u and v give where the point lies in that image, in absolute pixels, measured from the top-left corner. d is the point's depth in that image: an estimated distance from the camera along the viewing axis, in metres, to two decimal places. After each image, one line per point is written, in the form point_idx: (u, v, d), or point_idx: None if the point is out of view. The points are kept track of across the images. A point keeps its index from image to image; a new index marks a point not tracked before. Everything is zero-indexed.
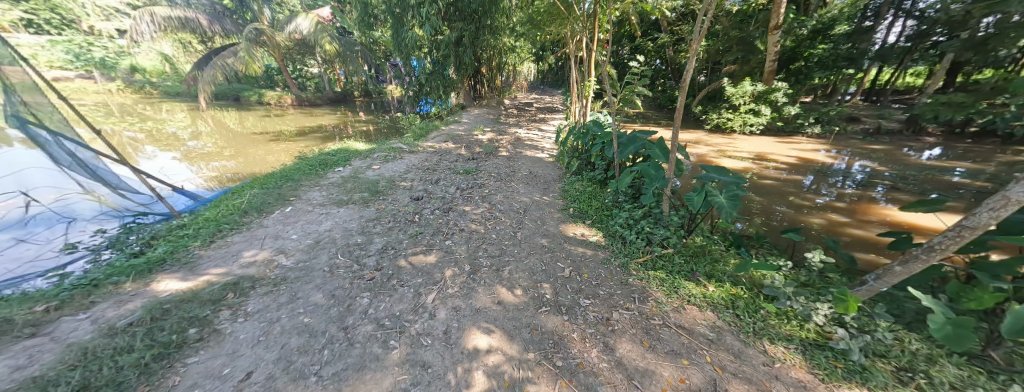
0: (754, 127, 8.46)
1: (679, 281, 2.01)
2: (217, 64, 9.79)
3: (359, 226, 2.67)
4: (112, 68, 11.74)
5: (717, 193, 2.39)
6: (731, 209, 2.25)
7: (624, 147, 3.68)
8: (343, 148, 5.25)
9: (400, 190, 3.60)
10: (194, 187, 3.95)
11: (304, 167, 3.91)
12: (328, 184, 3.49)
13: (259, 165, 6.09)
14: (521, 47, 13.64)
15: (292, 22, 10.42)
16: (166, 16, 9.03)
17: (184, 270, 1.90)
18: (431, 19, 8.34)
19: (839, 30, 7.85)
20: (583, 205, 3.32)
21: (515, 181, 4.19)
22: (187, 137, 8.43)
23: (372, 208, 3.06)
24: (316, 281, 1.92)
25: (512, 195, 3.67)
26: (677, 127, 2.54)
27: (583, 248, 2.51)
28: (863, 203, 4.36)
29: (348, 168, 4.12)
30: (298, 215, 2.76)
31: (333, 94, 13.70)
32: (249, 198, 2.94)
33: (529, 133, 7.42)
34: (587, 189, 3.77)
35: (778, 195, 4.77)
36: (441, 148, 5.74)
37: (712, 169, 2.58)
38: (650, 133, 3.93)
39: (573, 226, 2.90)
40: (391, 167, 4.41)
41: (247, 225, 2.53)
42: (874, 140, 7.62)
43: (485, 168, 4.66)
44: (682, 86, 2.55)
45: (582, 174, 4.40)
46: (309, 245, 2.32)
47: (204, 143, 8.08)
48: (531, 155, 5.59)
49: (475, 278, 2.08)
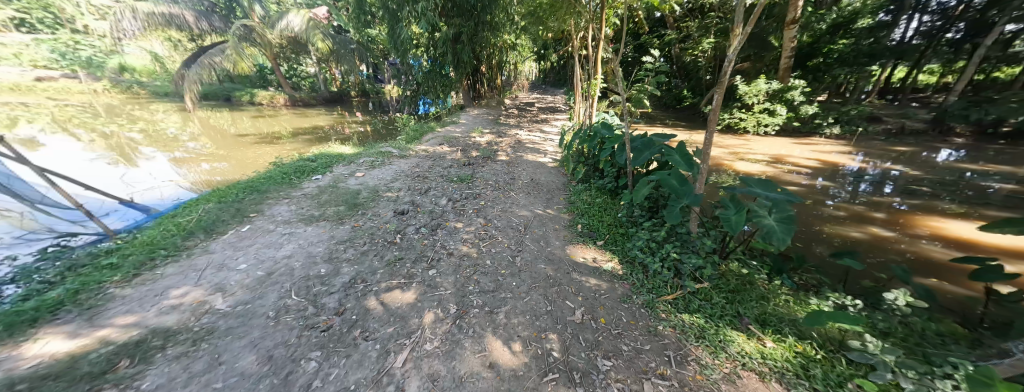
0: (768, 127, 7.97)
1: (725, 332, 1.54)
2: (205, 63, 9.39)
3: (328, 250, 2.24)
4: (100, 68, 11.35)
5: (765, 213, 1.91)
6: (785, 235, 1.76)
7: (639, 152, 3.22)
8: (328, 152, 4.84)
9: (383, 202, 3.17)
10: (152, 197, 3.51)
11: (276, 176, 3.45)
12: (300, 196, 3.04)
13: (243, 169, 5.70)
14: (523, 45, 13.20)
15: (283, 19, 10.04)
16: (149, 12, 8.64)
17: (80, 321, 1.48)
18: (427, 15, 7.81)
19: (861, 24, 7.30)
20: (592, 222, 2.86)
21: (515, 190, 3.75)
22: (185, 138, 8.14)
23: (348, 225, 2.62)
24: (252, 334, 1.47)
25: (510, 208, 3.23)
26: (711, 132, 2.08)
27: (597, 281, 2.05)
28: (904, 214, 3.90)
29: (327, 176, 3.68)
30: (255, 237, 2.32)
31: (329, 94, 13.34)
32: (201, 215, 2.50)
33: (530, 134, 6.99)
34: (597, 201, 3.32)
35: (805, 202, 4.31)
36: (435, 151, 5.31)
37: (756, 182, 2.10)
38: (668, 137, 3.44)
39: (582, 249, 2.45)
40: (376, 174, 3.97)
41: (188, 251, 2.09)
42: (898, 141, 7.12)
43: (481, 175, 4.22)
44: (721, 80, 2.02)
45: (590, 182, 3.95)
46: (258, 279, 1.87)
47: (194, 144, 7.74)
48: (533, 159, 5.15)
49: (462, 325, 1.62)
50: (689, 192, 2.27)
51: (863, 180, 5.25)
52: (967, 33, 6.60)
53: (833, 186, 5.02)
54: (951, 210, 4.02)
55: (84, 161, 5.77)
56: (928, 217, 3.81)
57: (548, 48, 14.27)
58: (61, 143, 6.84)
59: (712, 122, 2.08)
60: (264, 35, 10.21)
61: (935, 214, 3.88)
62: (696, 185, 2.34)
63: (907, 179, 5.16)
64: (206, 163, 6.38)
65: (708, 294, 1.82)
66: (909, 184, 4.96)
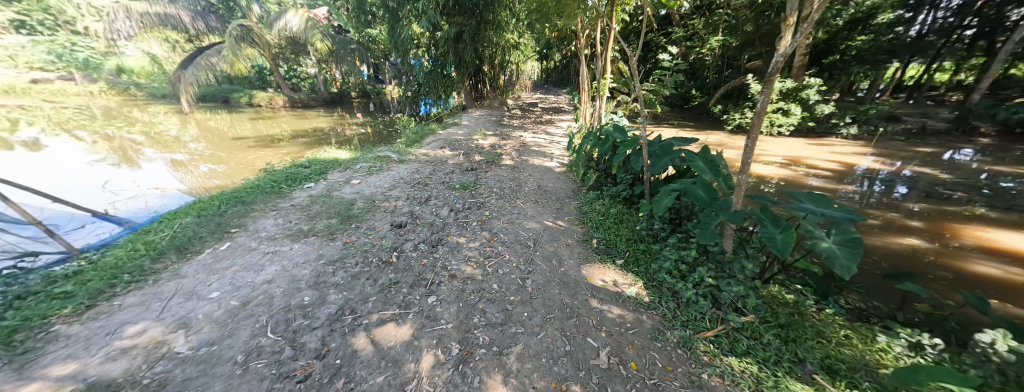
0: (782, 127, 7.65)
1: (789, 385, 1.27)
2: (201, 64, 9.20)
3: (315, 273, 1.98)
4: (97, 69, 11.17)
5: (821, 234, 1.65)
6: (849, 261, 1.49)
7: (658, 158, 2.96)
8: (323, 157, 4.61)
9: (379, 213, 2.92)
10: (132, 208, 3.27)
11: (265, 185, 3.21)
12: (288, 207, 2.79)
13: (236, 173, 5.47)
14: (526, 45, 12.81)
15: (281, 19, 9.85)
16: (144, 12, 8.45)
17: (6, 373, 1.22)
18: (428, 13, 7.51)
19: (881, 19, 6.97)
20: (609, 236, 2.59)
21: (522, 199, 3.50)
22: (188, 140, 7.97)
23: (339, 242, 2.37)
24: (213, 389, 1.20)
25: (517, 219, 2.98)
26: (752, 139, 1.82)
27: (621, 311, 1.78)
28: (938, 221, 3.63)
29: (320, 184, 3.44)
30: (234, 257, 2.07)
31: (329, 95, 13.18)
32: (176, 231, 2.25)
33: (535, 136, 6.73)
34: (613, 211, 3.04)
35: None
36: (436, 155, 5.08)
37: (808, 196, 1.83)
38: (690, 141, 3.16)
39: (601, 270, 2.18)
40: (373, 181, 3.73)
41: (156, 275, 1.84)
42: (919, 141, 6.79)
43: (485, 181, 3.97)
44: (770, 78, 1.69)
45: (602, 189, 3.68)
46: (230, 311, 1.60)
47: (195, 146, 7.60)
48: (539, 163, 4.89)
49: (466, 372, 1.36)
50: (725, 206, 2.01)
51: (887, 183, 4.96)
52: (982, 28, 6.46)
53: (855, 190, 4.75)
54: (987, 216, 3.75)
55: (74, 161, 5.57)
56: (961, 223, 3.56)
57: (551, 47, 14.02)
58: (64, 144, 6.71)
59: (755, 126, 1.80)
60: (263, 36, 10.04)
61: (965, 219, 3.65)
62: (732, 198, 2.07)
63: (933, 182, 4.88)
64: (199, 167, 6.17)
65: (757, 332, 1.57)
66: (931, 186, 4.72)
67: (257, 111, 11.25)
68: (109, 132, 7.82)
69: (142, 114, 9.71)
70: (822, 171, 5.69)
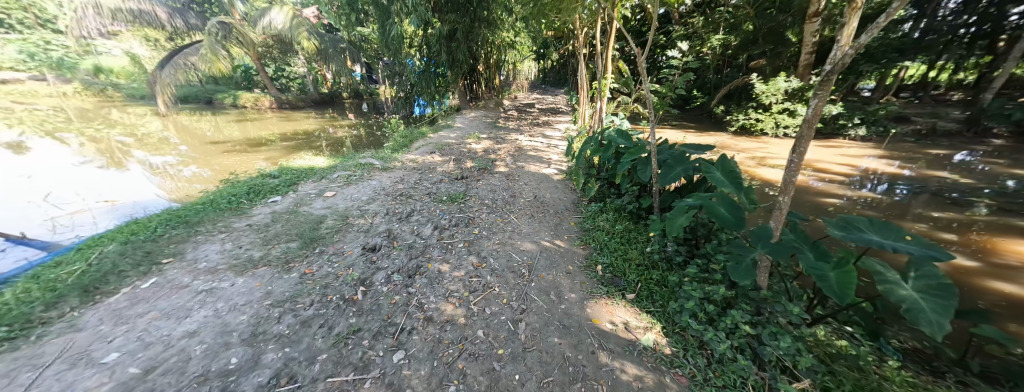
0: (788, 129, 7.31)
1: None
2: (179, 63, 8.75)
3: (254, 320, 1.58)
4: (72, 69, 10.61)
5: (895, 277, 1.24)
6: (941, 317, 1.08)
7: (670, 170, 2.64)
8: (297, 165, 4.21)
9: (350, 234, 2.52)
10: (76, 231, 2.91)
11: (221, 200, 2.81)
12: (243, 228, 2.39)
13: (207, 181, 5.04)
14: (522, 44, 12.47)
15: (265, 16, 9.43)
16: (115, 7, 7.95)
17: None
18: (418, 10, 7.16)
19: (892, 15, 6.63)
20: (617, 262, 2.23)
21: (516, 213, 3.14)
22: (178, 142, 7.69)
23: (296, 274, 1.98)
24: None
25: (510, 239, 2.62)
26: (798, 155, 1.40)
27: (638, 370, 1.40)
28: (974, 234, 3.23)
29: (289, 197, 3.05)
30: (157, 299, 1.67)
31: (319, 96, 12.78)
32: (95, 263, 1.86)
33: (532, 139, 6.36)
34: (618, 229, 2.68)
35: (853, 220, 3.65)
36: (424, 162, 4.70)
37: (870, 224, 1.43)
38: (705, 148, 2.79)
39: (607, 308, 1.80)
40: (350, 193, 3.35)
41: (43, 329, 1.44)
42: (930, 143, 6.49)
43: (476, 191, 3.60)
44: (827, 77, 1.25)
45: (604, 201, 3.32)
46: (123, 385, 1.21)
47: (188, 147, 7.31)
48: (535, 169, 4.53)
49: None
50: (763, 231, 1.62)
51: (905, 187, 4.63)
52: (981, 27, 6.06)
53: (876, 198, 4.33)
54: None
55: (33, 168, 5.13)
56: (1004, 237, 3.15)
57: (548, 47, 13.68)
58: (50, 147, 6.43)
59: (801, 140, 1.38)
60: (245, 33, 9.58)
61: (1007, 233, 3.23)
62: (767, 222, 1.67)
63: (955, 186, 4.55)
64: (173, 170, 5.76)
65: None
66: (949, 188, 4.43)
67: (242, 113, 10.76)
68: (82, 135, 7.34)
69: (118, 116, 9.21)
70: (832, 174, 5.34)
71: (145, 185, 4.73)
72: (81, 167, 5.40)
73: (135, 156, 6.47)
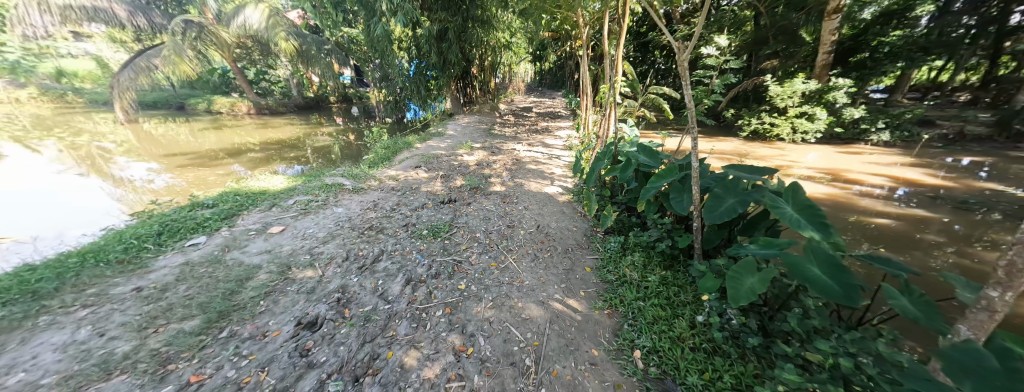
0: (807, 134, 6.63)
1: None
2: (140, 66, 7.97)
3: None
4: (29, 73, 9.63)
5: None
6: None
7: (718, 205, 1.95)
8: (248, 188, 3.46)
9: (285, 298, 1.80)
10: None
11: (115, 247, 2.09)
12: (124, 298, 1.67)
13: (177, 193, 4.49)
14: (518, 45, 11.85)
15: (239, 15, 8.73)
16: (64, 4, 7.07)
17: None
18: (404, 6, 6.47)
19: (920, 12, 5.73)
20: (662, 346, 1.55)
21: (514, 255, 2.44)
22: (141, 149, 6.98)
23: (170, 388, 1.23)
24: None
25: (509, 299, 1.93)
26: None
27: None
28: None
29: (217, 238, 2.33)
30: None
31: (303, 100, 11.99)
32: None
33: (532, 149, 5.67)
34: (650, 284, 2.00)
35: (904, 248, 2.77)
36: (407, 180, 3.99)
37: None
38: (763, 172, 2.08)
39: None
40: (304, 227, 2.64)
41: None
42: (961, 149, 5.58)
43: (465, 221, 2.91)
44: None
45: (625, 235, 2.63)
46: None
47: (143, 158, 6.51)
48: (537, 188, 3.84)
49: None
50: (934, 326, 1.00)
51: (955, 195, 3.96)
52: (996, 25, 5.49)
53: (924, 214, 3.49)
54: None
55: (9, 178, 4.77)
56: None
57: (546, 48, 13.12)
58: (25, 155, 5.93)
59: None
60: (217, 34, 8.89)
61: None
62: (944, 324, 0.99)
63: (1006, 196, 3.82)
64: (140, 181, 5.09)
65: None
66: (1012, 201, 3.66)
67: (216, 119, 9.96)
68: (40, 142, 6.70)
69: (80, 122, 8.43)
70: (857, 184, 4.61)
71: (88, 200, 4.10)
72: (57, 176, 4.96)
73: (116, 164, 5.93)
